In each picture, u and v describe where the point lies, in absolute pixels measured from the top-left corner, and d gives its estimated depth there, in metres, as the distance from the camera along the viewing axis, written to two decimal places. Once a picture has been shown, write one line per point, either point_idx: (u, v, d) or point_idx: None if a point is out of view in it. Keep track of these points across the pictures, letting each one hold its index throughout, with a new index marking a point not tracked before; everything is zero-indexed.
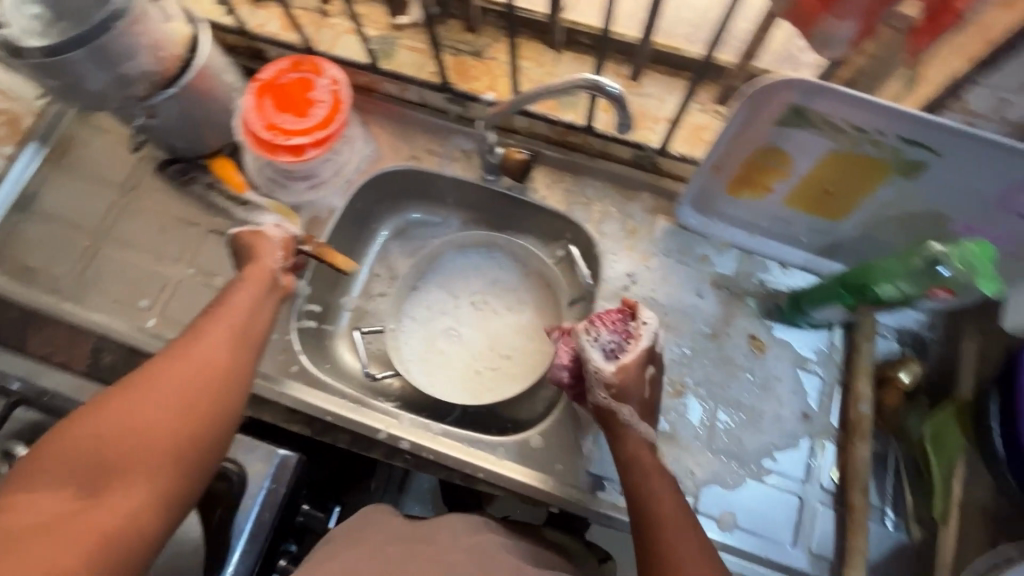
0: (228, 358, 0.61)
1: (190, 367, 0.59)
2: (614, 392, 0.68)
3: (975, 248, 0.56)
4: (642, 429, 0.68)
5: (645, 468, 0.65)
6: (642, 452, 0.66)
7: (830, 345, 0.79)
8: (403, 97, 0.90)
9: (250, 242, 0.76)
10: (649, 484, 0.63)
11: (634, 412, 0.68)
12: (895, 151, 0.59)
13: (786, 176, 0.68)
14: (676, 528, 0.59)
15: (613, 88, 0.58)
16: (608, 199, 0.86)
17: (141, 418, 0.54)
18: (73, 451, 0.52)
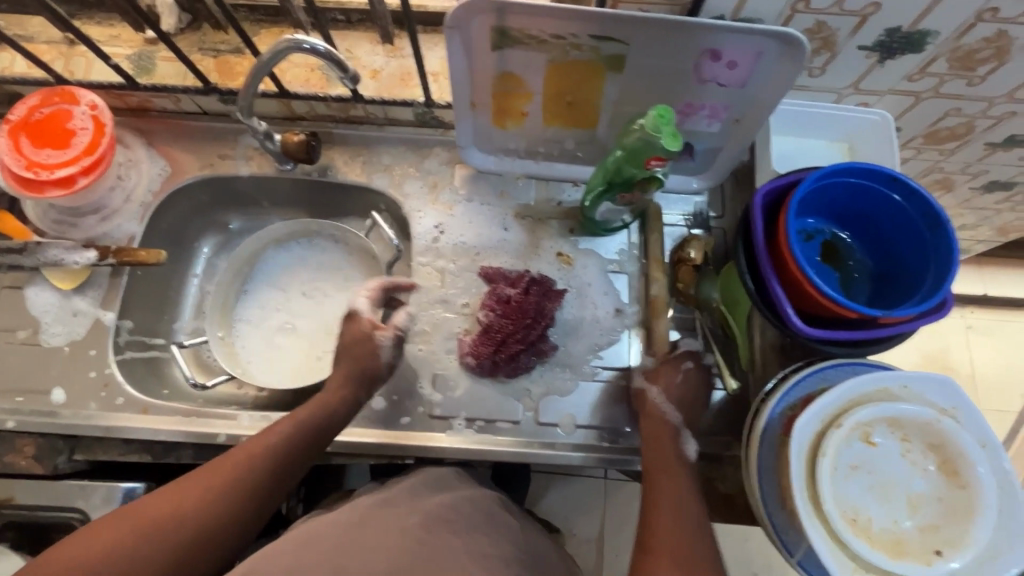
0: (299, 437, 0.67)
1: (245, 460, 0.64)
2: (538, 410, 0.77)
3: (656, 115, 0.62)
4: (669, 414, 0.71)
5: (666, 441, 0.70)
6: (665, 443, 0.69)
7: (630, 243, 0.86)
8: (182, 110, 0.89)
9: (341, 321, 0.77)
10: (660, 461, 0.68)
11: (661, 393, 0.73)
12: (595, 50, 0.65)
13: (530, 97, 0.73)
14: (677, 501, 0.64)
15: (321, 46, 0.63)
16: (405, 161, 0.89)
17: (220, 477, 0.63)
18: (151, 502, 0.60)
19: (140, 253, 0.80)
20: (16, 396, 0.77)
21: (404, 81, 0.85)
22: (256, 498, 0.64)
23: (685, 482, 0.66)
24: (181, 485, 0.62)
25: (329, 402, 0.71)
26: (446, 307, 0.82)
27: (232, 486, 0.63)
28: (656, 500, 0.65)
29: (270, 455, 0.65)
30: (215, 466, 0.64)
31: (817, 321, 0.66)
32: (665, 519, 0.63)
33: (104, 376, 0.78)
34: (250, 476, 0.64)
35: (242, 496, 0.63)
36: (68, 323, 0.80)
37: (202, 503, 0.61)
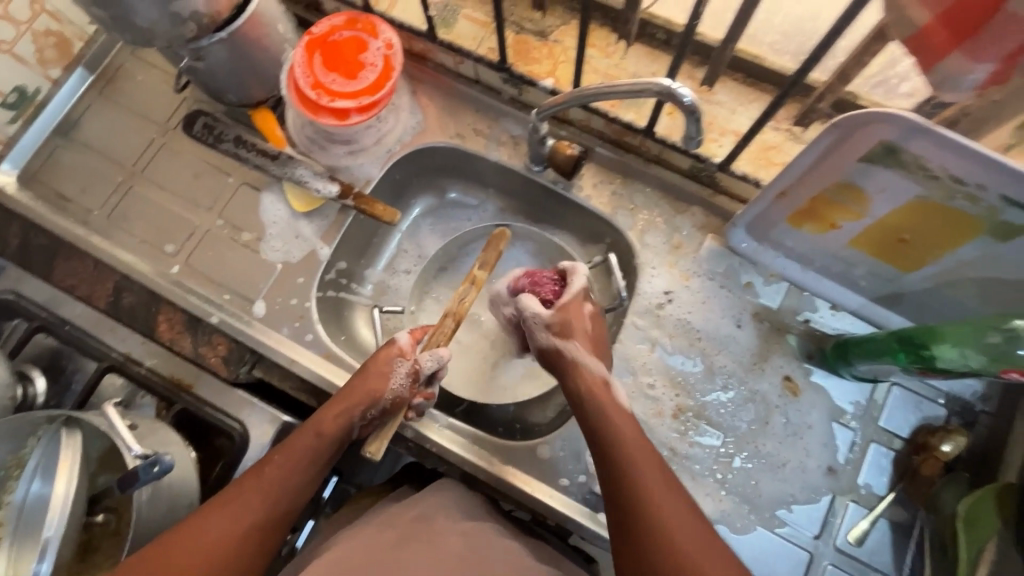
0: (317, 452, 0.67)
1: (290, 455, 0.65)
2: (553, 331, 0.73)
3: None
4: (566, 346, 0.72)
5: (620, 421, 0.66)
6: (597, 388, 0.69)
7: (871, 400, 0.74)
8: (458, 71, 0.85)
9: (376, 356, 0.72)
10: (637, 466, 0.62)
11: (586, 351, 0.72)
12: (993, 210, 0.53)
13: (860, 216, 0.62)
14: (648, 471, 0.61)
15: (688, 98, 0.53)
16: (657, 208, 0.81)
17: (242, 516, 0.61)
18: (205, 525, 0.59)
19: (378, 205, 0.80)
20: (225, 292, 0.80)
21: (701, 131, 0.75)
22: (294, 502, 0.64)
23: (637, 445, 0.64)
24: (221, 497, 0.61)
25: (322, 433, 0.67)
26: (639, 382, 0.75)
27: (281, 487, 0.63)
28: (634, 502, 0.60)
29: (309, 447, 0.66)
30: (256, 473, 0.63)
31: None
32: (646, 474, 0.61)
33: (302, 307, 0.79)
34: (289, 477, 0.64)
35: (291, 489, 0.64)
36: (288, 243, 0.81)
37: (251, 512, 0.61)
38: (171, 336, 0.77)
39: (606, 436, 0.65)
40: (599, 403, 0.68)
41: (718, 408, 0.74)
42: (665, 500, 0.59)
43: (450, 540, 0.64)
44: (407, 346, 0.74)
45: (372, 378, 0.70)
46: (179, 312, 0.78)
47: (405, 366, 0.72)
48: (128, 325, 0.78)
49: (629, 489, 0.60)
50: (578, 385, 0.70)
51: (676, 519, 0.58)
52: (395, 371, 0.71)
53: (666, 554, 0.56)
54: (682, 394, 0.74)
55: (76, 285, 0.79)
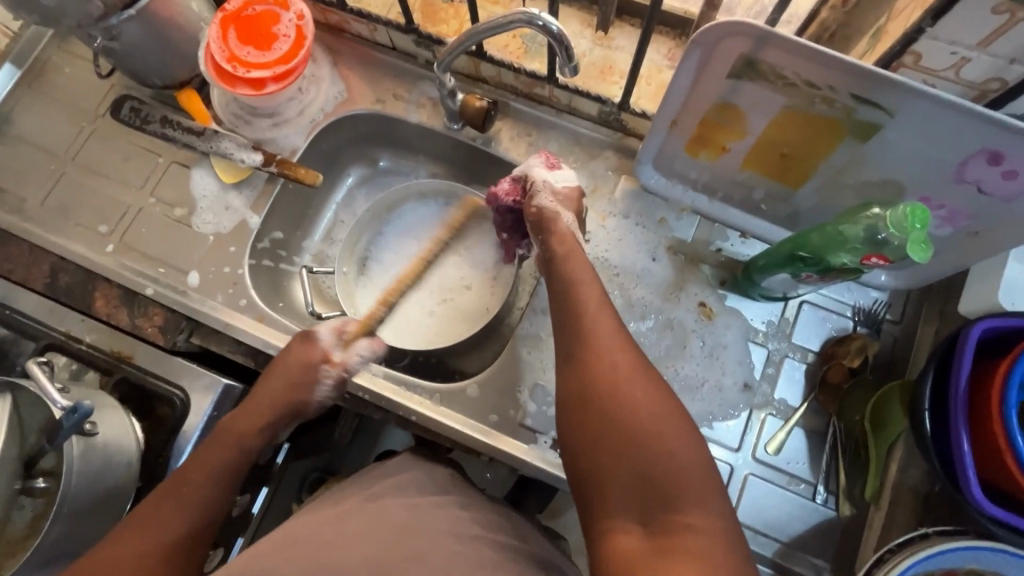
0: (230, 461, 0.66)
1: (201, 472, 0.65)
2: (560, 199, 0.73)
3: (907, 211, 0.55)
4: (567, 219, 0.72)
5: (596, 323, 0.61)
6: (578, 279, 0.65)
7: (783, 318, 0.77)
8: (374, 39, 0.88)
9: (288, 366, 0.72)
10: (604, 361, 0.58)
11: (572, 219, 0.72)
12: (848, 110, 0.56)
13: (742, 136, 0.66)
14: (625, 379, 0.56)
15: (555, 26, 0.56)
16: (572, 155, 0.84)
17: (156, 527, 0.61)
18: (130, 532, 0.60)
19: (300, 169, 0.82)
20: (160, 266, 0.83)
21: (603, 76, 0.79)
22: (213, 510, 0.64)
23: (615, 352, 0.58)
24: (162, 495, 0.63)
25: (230, 446, 0.67)
26: None
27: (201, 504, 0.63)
28: (596, 405, 0.56)
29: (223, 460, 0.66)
30: (184, 481, 0.64)
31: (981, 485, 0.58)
32: (619, 389, 0.56)
33: (236, 274, 0.82)
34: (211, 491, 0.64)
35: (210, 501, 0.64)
36: (219, 215, 0.84)
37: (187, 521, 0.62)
38: (108, 310, 0.79)
39: (573, 328, 0.62)
40: (570, 291, 0.65)
41: (638, 339, 0.77)
42: (654, 410, 0.54)
43: (395, 511, 0.64)
44: (330, 347, 0.75)
45: (301, 393, 0.72)
46: (115, 288, 0.81)
47: (328, 374, 0.74)
48: (65, 303, 0.80)
49: (603, 395, 0.56)
50: (555, 249, 0.69)
51: (658, 420, 0.54)
52: (296, 367, 0.72)
53: (662, 469, 0.52)
54: None
55: (12, 270, 0.82)
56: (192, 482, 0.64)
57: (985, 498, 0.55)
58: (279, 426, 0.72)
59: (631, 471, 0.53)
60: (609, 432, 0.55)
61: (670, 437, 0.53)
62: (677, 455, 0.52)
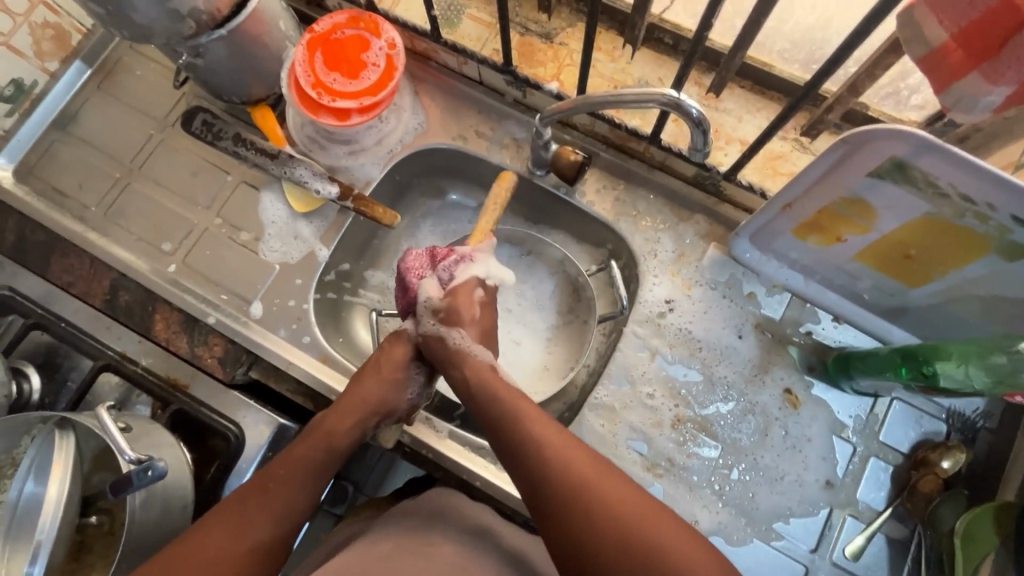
0: (326, 455, 0.63)
1: (299, 460, 0.62)
2: (441, 317, 0.69)
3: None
4: (477, 351, 0.68)
5: (538, 428, 0.58)
6: (482, 372, 0.66)
7: (871, 414, 0.73)
8: (461, 71, 0.84)
9: (383, 353, 0.70)
10: (550, 445, 0.57)
11: (466, 334, 0.69)
12: (1002, 229, 0.52)
13: (865, 231, 0.61)
14: (574, 461, 0.55)
15: (695, 110, 0.53)
16: (659, 215, 0.80)
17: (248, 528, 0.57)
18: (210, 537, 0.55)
19: (377, 208, 0.79)
20: (222, 292, 0.79)
21: None
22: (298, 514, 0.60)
23: (567, 447, 0.56)
24: (269, 476, 0.61)
25: (334, 444, 0.64)
26: (637, 391, 0.74)
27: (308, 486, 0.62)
28: (559, 511, 0.53)
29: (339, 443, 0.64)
30: (295, 464, 0.62)
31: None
32: (576, 478, 0.54)
33: (300, 309, 0.78)
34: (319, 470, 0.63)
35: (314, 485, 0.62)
36: (287, 243, 0.81)
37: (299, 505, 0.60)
38: (167, 335, 0.76)
39: (509, 439, 0.59)
40: (483, 389, 0.64)
41: (717, 421, 0.73)
42: (631, 510, 0.51)
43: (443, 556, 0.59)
44: (421, 348, 0.71)
45: (394, 392, 0.68)
46: (176, 311, 0.78)
47: (420, 373, 0.72)
48: (124, 323, 0.77)
49: (575, 491, 0.53)
50: (454, 378, 0.67)
51: (628, 500, 0.52)
52: (400, 371, 0.69)
53: (650, 557, 0.49)
54: (682, 405, 0.74)
55: (72, 282, 0.79)
56: (289, 478, 0.61)
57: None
58: (370, 427, 0.67)
59: (612, 571, 0.50)
60: (585, 534, 0.51)
61: (647, 523, 0.51)
62: (655, 537, 0.50)
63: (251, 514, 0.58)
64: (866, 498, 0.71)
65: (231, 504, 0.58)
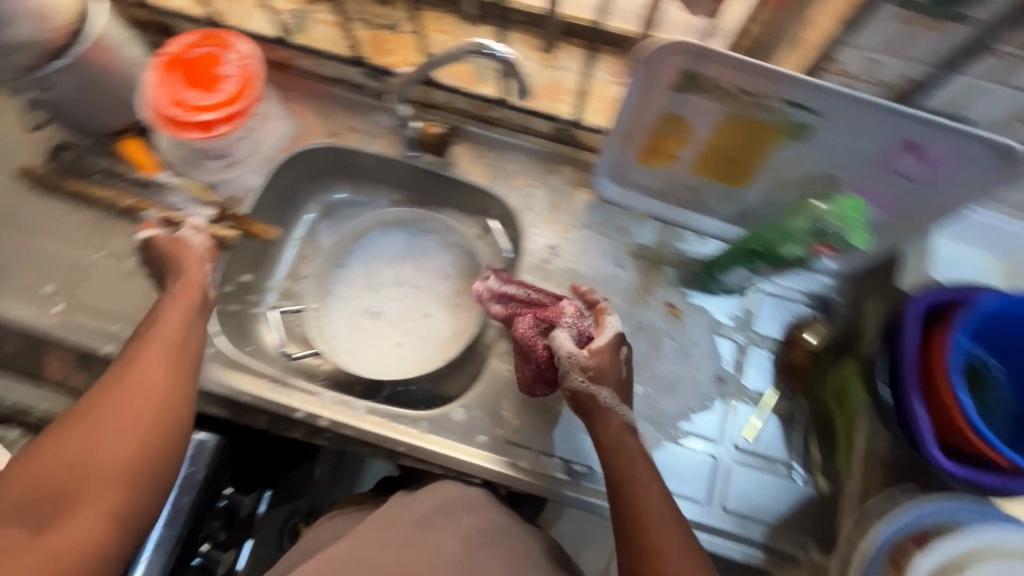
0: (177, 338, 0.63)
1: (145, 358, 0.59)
2: (588, 373, 0.66)
3: (849, 203, 0.62)
4: (620, 412, 0.66)
5: (648, 505, 0.59)
6: (625, 437, 0.64)
7: (745, 310, 0.82)
8: (322, 74, 0.88)
9: (166, 253, 0.71)
10: (658, 525, 0.57)
11: (611, 395, 0.66)
12: (782, 114, 0.61)
13: (690, 143, 0.70)
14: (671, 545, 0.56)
15: (503, 54, 0.60)
16: (530, 172, 0.86)
17: (121, 413, 0.55)
18: (80, 434, 0.53)
19: (255, 224, 0.81)
20: (115, 321, 0.78)
21: (552, 95, 0.82)
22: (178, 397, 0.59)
23: (666, 526, 0.58)
24: (85, 419, 0.54)
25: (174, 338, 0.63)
26: None
27: (136, 411, 0.56)
28: (645, 552, 0.56)
29: (139, 372, 0.58)
30: (99, 407, 0.55)
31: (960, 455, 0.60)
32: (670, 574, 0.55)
33: (201, 322, 0.79)
34: (139, 389, 0.57)
35: (140, 406, 0.56)
36: None
37: (138, 429, 0.55)
38: (63, 374, 0.75)
39: (626, 511, 0.59)
40: (609, 446, 0.64)
41: None
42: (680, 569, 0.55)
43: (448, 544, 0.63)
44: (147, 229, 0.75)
45: (183, 250, 0.71)
46: (69, 350, 0.76)
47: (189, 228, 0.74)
48: (12, 372, 0.75)
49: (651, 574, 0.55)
50: (598, 436, 0.65)
51: None
52: (188, 243, 0.72)
53: None
54: None
55: None
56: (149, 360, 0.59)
57: (967, 471, 0.57)
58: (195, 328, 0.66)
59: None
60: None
61: None
62: None
63: (118, 405, 0.55)
64: (753, 385, 0.79)
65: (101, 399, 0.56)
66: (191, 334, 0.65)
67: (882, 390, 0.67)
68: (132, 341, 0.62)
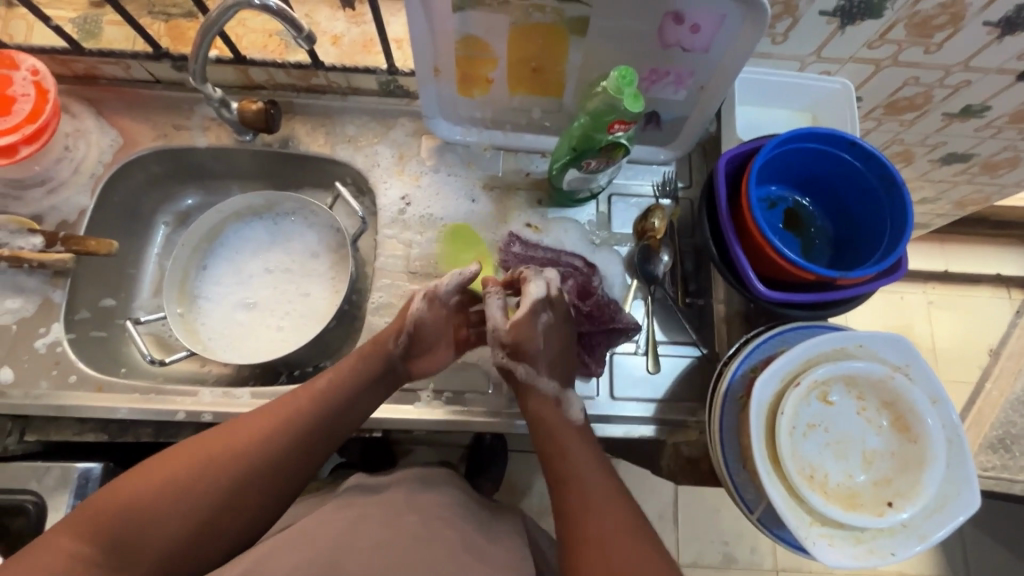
0: (289, 437, 0.64)
1: (271, 416, 0.64)
2: (508, 352, 0.73)
3: (618, 75, 0.62)
4: (545, 386, 0.73)
5: (571, 441, 0.70)
6: (546, 409, 0.72)
7: (599, 214, 0.86)
8: (133, 77, 0.85)
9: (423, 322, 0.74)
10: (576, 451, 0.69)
11: (530, 367, 0.73)
12: (558, 12, 0.64)
13: (495, 62, 0.72)
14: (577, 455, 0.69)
15: (274, 3, 0.62)
16: (369, 131, 0.87)
17: (221, 451, 0.61)
18: (182, 464, 0.59)
19: (90, 241, 0.76)
20: None
21: (367, 48, 0.83)
22: (275, 460, 0.63)
23: (579, 445, 0.70)
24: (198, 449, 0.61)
25: (308, 407, 0.66)
26: (412, 281, 0.81)
27: (250, 440, 0.62)
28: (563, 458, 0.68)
29: (287, 418, 0.65)
30: (232, 430, 0.63)
31: (780, 284, 0.66)
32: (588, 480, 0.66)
33: (55, 353, 0.75)
34: (279, 439, 0.63)
35: (270, 445, 0.63)
36: (15, 299, 0.77)
37: (221, 472, 0.60)
38: None
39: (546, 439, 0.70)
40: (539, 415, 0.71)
41: (484, 273, 0.82)
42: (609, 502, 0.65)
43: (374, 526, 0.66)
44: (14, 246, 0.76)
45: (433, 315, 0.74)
46: None
47: (40, 239, 0.76)
48: None
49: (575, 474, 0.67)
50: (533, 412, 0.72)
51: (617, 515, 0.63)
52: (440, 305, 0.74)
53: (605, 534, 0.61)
54: (451, 275, 0.82)
55: None
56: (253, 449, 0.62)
57: (783, 296, 0.64)
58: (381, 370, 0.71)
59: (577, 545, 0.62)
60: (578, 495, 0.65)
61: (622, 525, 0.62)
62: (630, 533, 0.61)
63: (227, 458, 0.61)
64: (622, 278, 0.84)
65: (230, 432, 0.63)
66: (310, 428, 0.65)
67: (710, 241, 0.68)
68: (312, 383, 0.69)
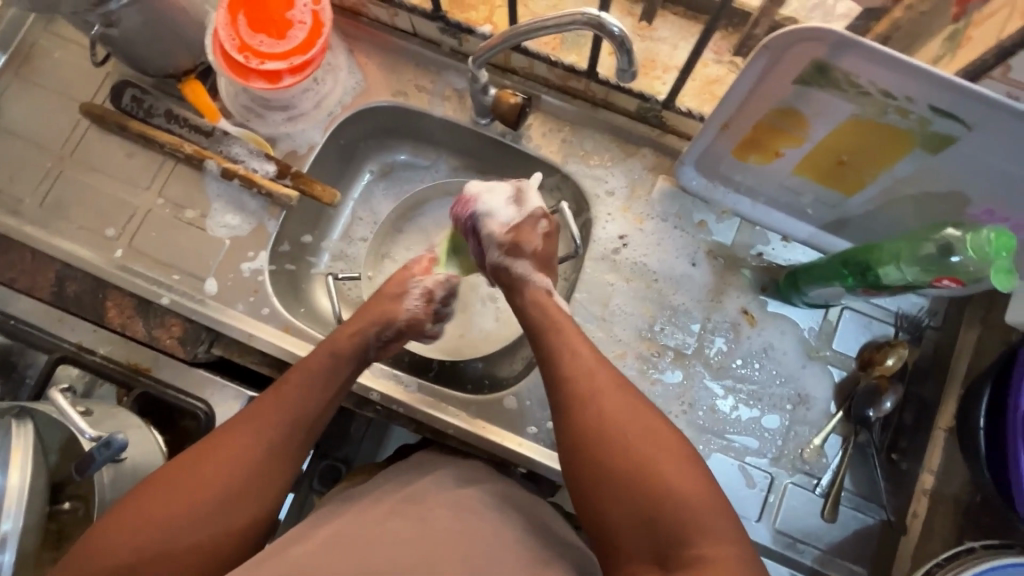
0: (301, 414, 0.62)
1: (272, 405, 0.61)
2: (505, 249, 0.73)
3: (991, 236, 0.52)
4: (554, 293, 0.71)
5: (607, 395, 0.59)
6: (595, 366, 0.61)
7: (824, 323, 0.75)
8: (394, 25, 0.82)
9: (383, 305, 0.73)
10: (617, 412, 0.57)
11: (526, 265, 0.72)
12: (923, 122, 0.53)
13: (800, 142, 0.62)
14: (619, 406, 0.58)
15: (617, 27, 0.53)
16: (606, 151, 0.80)
17: (215, 457, 0.57)
18: (179, 472, 0.56)
19: (317, 186, 0.79)
20: (173, 272, 0.78)
21: (644, 70, 0.77)
22: (293, 436, 0.61)
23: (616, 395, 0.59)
24: (191, 458, 0.57)
25: (320, 377, 0.64)
26: (605, 328, 0.76)
27: (270, 425, 0.60)
28: (603, 425, 0.57)
29: (281, 415, 0.61)
30: (242, 421, 0.60)
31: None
32: (640, 446, 0.55)
33: (256, 280, 0.78)
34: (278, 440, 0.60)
35: (290, 432, 0.61)
36: (236, 216, 0.79)
37: (221, 471, 0.57)
38: (122, 321, 0.75)
39: (566, 389, 0.60)
40: (541, 338, 0.65)
41: (680, 345, 0.75)
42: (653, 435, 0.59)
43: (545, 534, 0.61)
44: (247, 166, 0.79)
45: (390, 303, 0.73)
46: (128, 296, 0.76)
47: (268, 166, 0.79)
48: (75, 314, 0.75)
49: (611, 441, 0.56)
50: (534, 327, 0.67)
51: (693, 483, 0.53)
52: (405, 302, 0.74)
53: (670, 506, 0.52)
54: (644, 336, 0.75)
55: (16, 278, 0.76)
56: (259, 431, 0.60)
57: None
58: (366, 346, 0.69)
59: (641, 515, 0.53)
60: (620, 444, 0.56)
61: (671, 470, 0.53)
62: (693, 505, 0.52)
63: (229, 445, 0.58)
64: (834, 406, 0.74)
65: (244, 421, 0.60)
66: (330, 391, 0.65)
67: (980, 422, 0.63)
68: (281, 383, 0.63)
